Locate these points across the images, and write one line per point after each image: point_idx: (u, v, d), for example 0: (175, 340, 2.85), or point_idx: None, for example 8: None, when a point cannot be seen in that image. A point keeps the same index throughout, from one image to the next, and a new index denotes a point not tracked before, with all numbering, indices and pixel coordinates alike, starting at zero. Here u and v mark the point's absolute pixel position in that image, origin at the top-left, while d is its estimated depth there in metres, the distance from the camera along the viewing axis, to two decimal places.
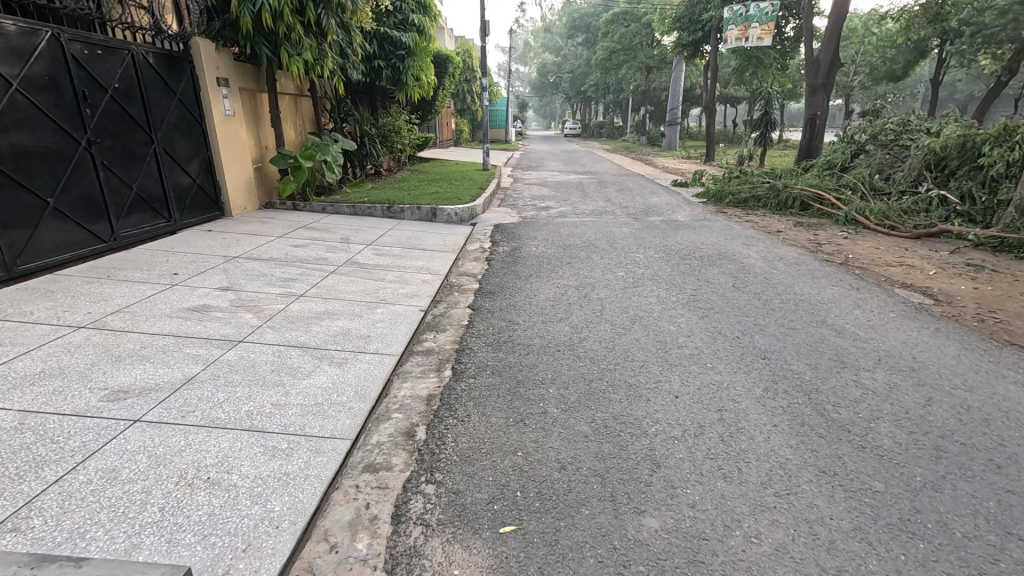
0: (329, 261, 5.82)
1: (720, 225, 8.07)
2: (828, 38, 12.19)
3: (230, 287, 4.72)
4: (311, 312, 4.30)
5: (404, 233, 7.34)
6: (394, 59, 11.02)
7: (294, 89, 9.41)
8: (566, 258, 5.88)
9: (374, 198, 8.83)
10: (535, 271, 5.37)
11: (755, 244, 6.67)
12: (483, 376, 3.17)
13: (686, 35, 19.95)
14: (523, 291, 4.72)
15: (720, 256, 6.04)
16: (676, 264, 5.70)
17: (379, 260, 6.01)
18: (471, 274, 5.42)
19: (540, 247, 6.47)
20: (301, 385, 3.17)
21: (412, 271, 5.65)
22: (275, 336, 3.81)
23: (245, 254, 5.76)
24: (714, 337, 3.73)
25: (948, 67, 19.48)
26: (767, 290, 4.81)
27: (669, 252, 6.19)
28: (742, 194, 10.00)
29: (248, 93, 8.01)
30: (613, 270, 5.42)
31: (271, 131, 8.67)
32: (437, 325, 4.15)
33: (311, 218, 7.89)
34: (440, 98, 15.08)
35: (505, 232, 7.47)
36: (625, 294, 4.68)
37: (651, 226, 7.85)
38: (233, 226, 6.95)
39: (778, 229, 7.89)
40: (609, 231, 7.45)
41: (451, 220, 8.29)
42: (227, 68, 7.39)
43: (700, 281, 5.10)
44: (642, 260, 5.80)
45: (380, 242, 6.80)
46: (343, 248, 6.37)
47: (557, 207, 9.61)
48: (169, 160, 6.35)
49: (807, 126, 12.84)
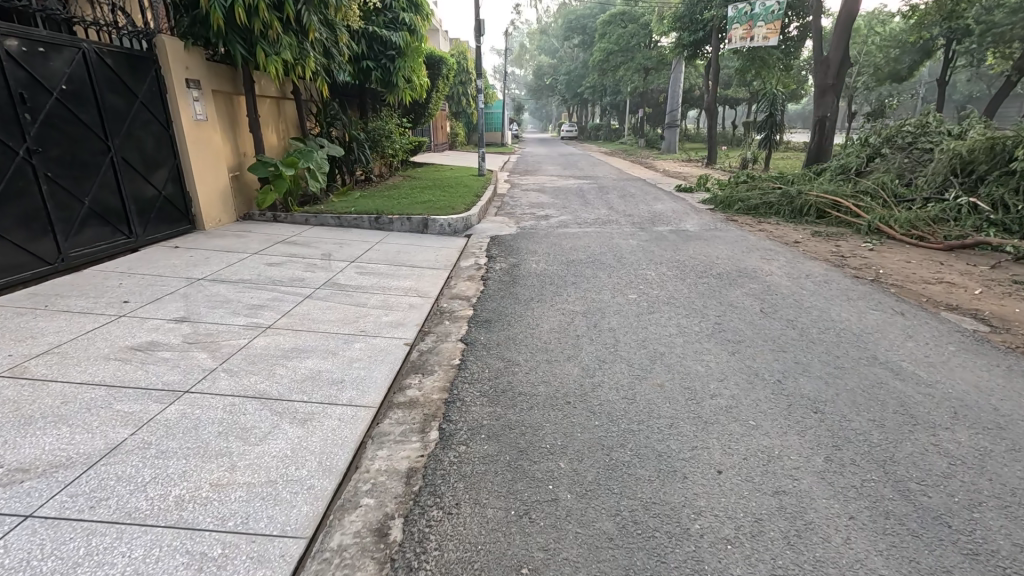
0: (306, 282, 5.21)
1: (733, 235, 7.50)
2: (838, 37, 11.70)
3: (187, 318, 4.11)
4: (276, 350, 3.68)
5: (393, 248, 6.74)
6: (384, 60, 10.42)
7: (276, 91, 8.82)
8: (570, 277, 5.30)
9: (362, 208, 8.24)
10: (537, 293, 4.79)
11: (775, 258, 6.11)
12: (478, 443, 2.57)
13: (686, 35, 19.46)
14: (523, 320, 4.14)
15: (739, 273, 5.47)
16: (692, 283, 5.13)
17: (362, 280, 5.41)
18: (465, 298, 4.82)
19: (541, 263, 5.89)
20: (251, 455, 2.55)
21: (398, 293, 5.05)
22: (230, 384, 3.20)
23: (212, 274, 5.15)
24: (751, 381, 3.15)
25: (954, 67, 19.05)
26: (801, 316, 4.23)
27: (682, 269, 5.63)
28: (754, 200, 9.45)
29: (223, 96, 7.42)
30: (624, 291, 4.84)
31: (250, 137, 8.07)
32: (424, 365, 3.55)
33: (292, 231, 7.29)
34: (434, 100, 14.50)
35: (503, 246, 6.88)
36: (640, 322, 4.10)
37: (660, 238, 7.28)
38: (203, 242, 6.33)
39: (796, 240, 7.33)
40: (615, 243, 6.88)
41: (444, 232, 7.69)
42: (198, 68, 6.78)
43: (722, 305, 4.52)
44: (655, 279, 5.23)
45: (365, 258, 6.19)
46: (323, 266, 5.77)
47: (557, 216, 9.04)
48: (129, 169, 5.73)
49: (816, 129, 12.33)
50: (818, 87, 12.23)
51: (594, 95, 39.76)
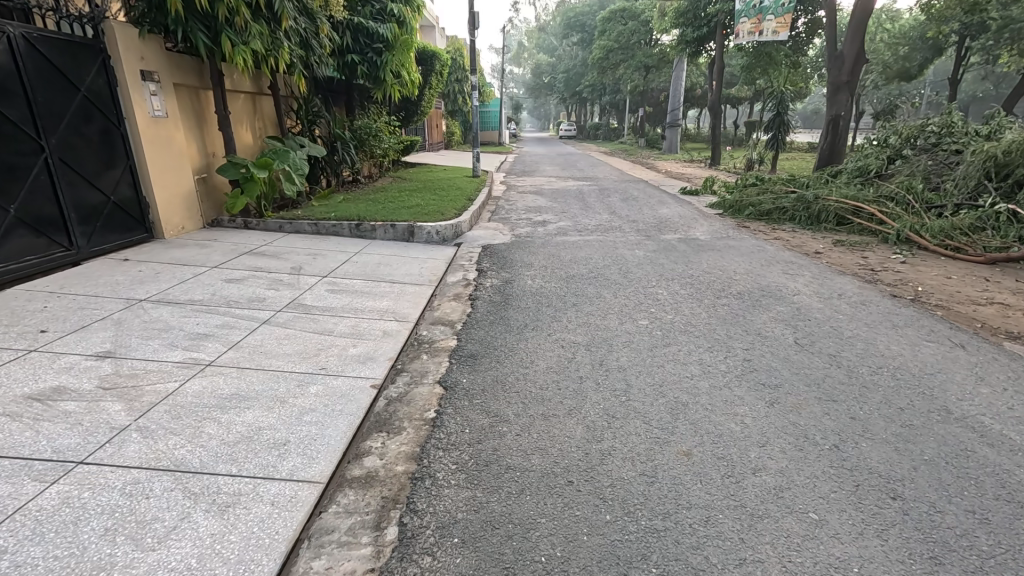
0: (267, 303, 4.53)
1: (749, 245, 6.83)
2: (853, 31, 11.04)
3: (111, 353, 3.42)
4: (211, 398, 3.00)
5: (373, 259, 6.07)
6: (370, 53, 9.75)
7: (251, 86, 8.14)
8: (571, 297, 4.62)
9: (342, 213, 7.56)
10: (532, 318, 4.11)
11: (799, 273, 5.46)
12: (448, 553, 1.89)
13: (691, 31, 18.62)
14: (514, 355, 3.46)
15: (763, 292, 4.80)
16: (710, 305, 4.46)
17: (333, 299, 4.73)
18: (449, 323, 4.16)
19: (537, 279, 5.22)
20: (139, 569, 1.86)
21: (372, 317, 4.39)
22: (141, 451, 2.51)
23: (157, 295, 4.46)
24: (803, 449, 2.48)
25: (966, 65, 18.43)
26: (844, 350, 3.56)
27: (698, 286, 4.96)
28: (766, 206, 8.82)
29: (187, 91, 6.73)
30: (632, 315, 4.18)
31: (219, 136, 7.38)
32: (391, 418, 2.87)
33: (263, 239, 6.60)
34: (426, 97, 13.82)
35: (495, 257, 6.23)
36: (655, 359, 3.42)
37: (668, 248, 6.61)
38: (159, 253, 5.64)
39: (818, 251, 6.69)
40: (619, 254, 6.22)
41: (431, 240, 7.02)
42: (156, 60, 6.10)
43: (749, 334, 3.86)
44: (668, 300, 4.55)
45: (339, 272, 5.51)
46: (290, 282, 5.09)
47: (556, 222, 8.37)
48: (69, 172, 5.06)
49: (830, 128, 11.68)
50: (831, 84, 11.57)
51: (593, 94, 39.07)
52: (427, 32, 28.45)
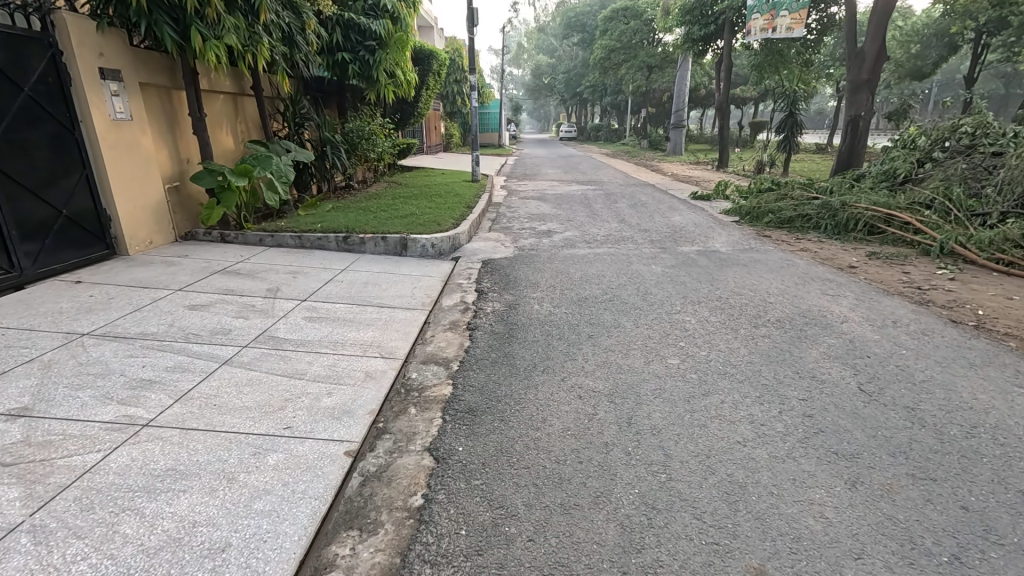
0: (233, 335, 3.90)
1: (776, 259, 6.23)
2: (874, 27, 10.39)
3: (28, 410, 2.78)
4: (139, 477, 2.36)
5: (361, 279, 5.45)
6: (362, 51, 9.13)
7: (231, 86, 7.51)
8: (584, 327, 4.00)
9: (329, 224, 6.92)
10: (541, 357, 3.48)
11: (840, 294, 4.85)
12: None
13: (697, 29, 18.02)
14: (521, 411, 2.83)
15: (805, 320, 4.17)
16: (747, 337, 3.84)
17: (311, 330, 4.10)
18: (444, 362, 3.54)
19: (544, 303, 4.58)
20: None
21: (355, 352, 3.76)
22: (25, 568, 1.87)
23: (105, 327, 3.83)
24: (916, 564, 1.84)
25: (983, 63, 17.75)
26: (923, 401, 2.93)
27: (729, 311, 4.35)
28: (788, 213, 8.24)
29: (156, 91, 6.11)
30: (660, 351, 3.56)
31: (194, 140, 6.75)
32: (367, 507, 2.24)
33: (240, 255, 5.97)
34: (424, 98, 13.21)
35: (497, 274, 5.61)
36: (694, 416, 2.79)
37: (688, 262, 5.99)
38: (118, 273, 5.01)
39: (852, 265, 6.09)
40: (635, 271, 5.61)
41: (427, 254, 6.41)
42: (118, 56, 5.48)
43: (803, 377, 3.22)
44: (698, 331, 3.93)
45: (322, 295, 4.89)
46: (263, 308, 4.46)
47: (561, 232, 7.75)
48: (10, 183, 4.44)
49: (849, 129, 11.07)
50: (851, 83, 10.94)
51: (594, 95, 38.53)
52: (426, 31, 27.96)
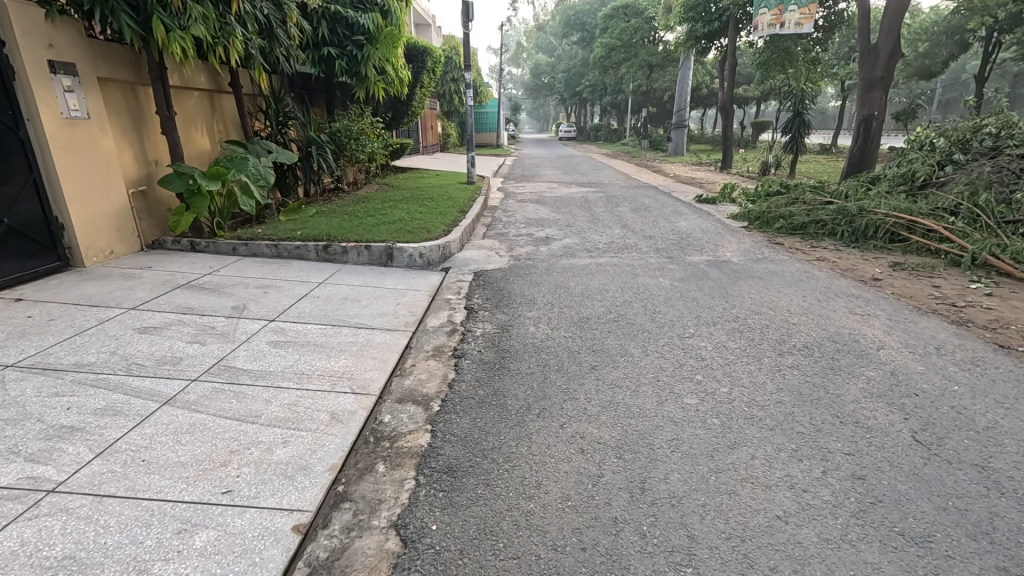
0: (183, 365, 3.39)
1: (793, 271, 5.74)
2: (888, 23, 9.90)
3: None
4: (22, 571, 1.85)
5: (340, 294, 4.95)
6: (350, 47, 8.65)
7: (207, 83, 7.01)
8: (586, 356, 3.50)
9: (309, 231, 6.43)
10: (536, 396, 2.99)
11: (871, 313, 4.36)
12: None
13: (700, 27, 17.50)
14: (511, 473, 2.34)
15: (836, 346, 3.68)
16: (773, 369, 3.34)
17: (275, 357, 3.61)
18: (423, 401, 3.05)
19: (541, 323, 4.09)
20: None
21: (323, 386, 3.27)
22: None
23: (35, 357, 3.33)
24: None
25: (994, 62, 17.33)
26: (994, 457, 2.44)
27: (749, 335, 3.86)
28: (800, 218, 7.76)
29: (117, 88, 5.61)
30: (674, 388, 3.07)
31: (163, 141, 6.24)
32: None
33: (210, 266, 5.47)
34: (418, 97, 12.73)
35: (490, 288, 5.12)
36: (720, 479, 2.30)
37: (698, 274, 5.50)
38: (68, 288, 4.51)
39: (876, 278, 5.61)
40: (641, 285, 5.11)
41: (415, 265, 5.91)
42: (71, 49, 4.98)
43: (846, 423, 2.72)
44: (716, 362, 3.43)
45: (294, 313, 4.40)
46: (223, 331, 3.95)
47: (560, 239, 7.26)
48: None
49: (861, 130, 10.59)
50: (863, 82, 10.46)
51: (594, 94, 38.04)
52: (422, 28, 27.46)
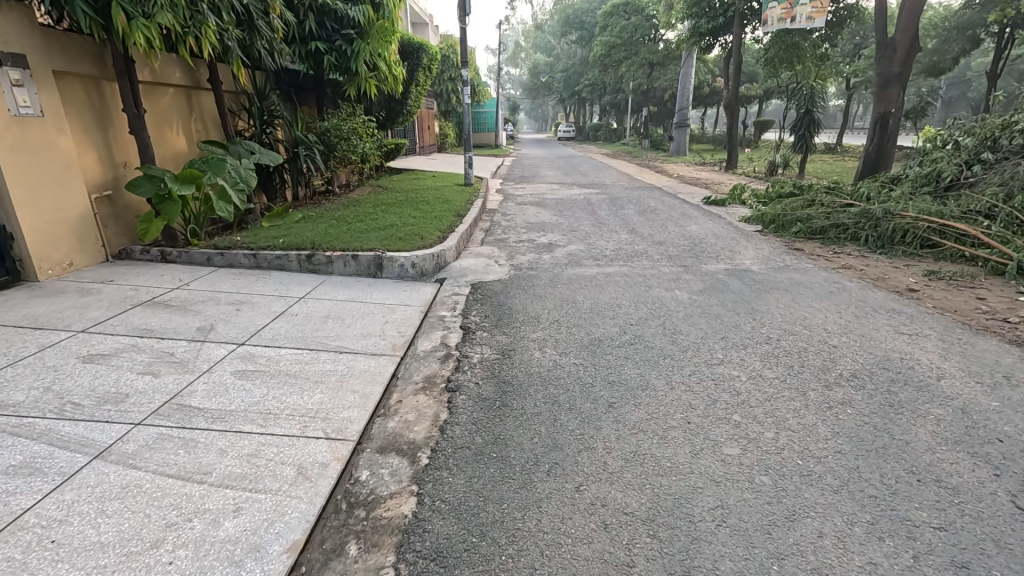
0: (128, 404, 2.88)
1: (820, 281, 5.25)
2: (906, 16, 9.42)
3: None
4: None
5: (322, 310, 4.45)
6: (339, 41, 8.15)
7: (182, 79, 6.50)
8: (602, 390, 3.00)
9: (293, 238, 5.92)
10: (545, 446, 2.48)
11: (919, 333, 3.86)
12: None
13: (705, 22, 17.05)
14: (518, 561, 1.84)
15: (889, 376, 3.18)
16: (823, 406, 2.85)
17: (240, 391, 3.10)
18: (410, 451, 2.54)
19: (547, 347, 3.59)
20: None
21: (292, 430, 2.75)
22: None
23: None
24: None
25: (1006, 58, 16.83)
26: None
27: (786, 362, 3.38)
28: (819, 222, 7.30)
29: (78, 84, 5.10)
30: (708, 434, 2.57)
31: (133, 142, 5.73)
32: None
33: (180, 279, 4.97)
34: (413, 96, 12.22)
35: (489, 302, 4.62)
36: (784, 568, 1.80)
37: (717, 285, 5.00)
38: (12, 308, 3.99)
39: (912, 288, 5.12)
40: (657, 298, 4.62)
41: (407, 276, 5.42)
42: (21, 39, 4.47)
43: (926, 484, 2.22)
44: (754, 397, 2.93)
45: (268, 335, 3.89)
46: (182, 358, 3.43)
47: (564, 245, 6.75)
48: None
49: (877, 128, 10.11)
50: (879, 78, 9.96)
51: (593, 93, 37.55)
52: (419, 27, 26.96)
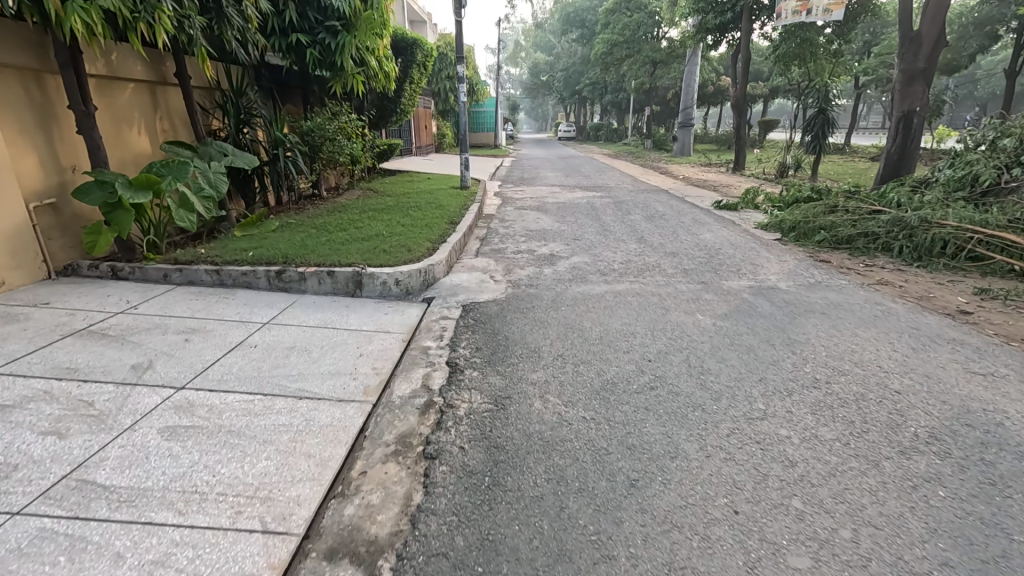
0: (12, 482, 2.24)
1: (859, 301, 4.62)
2: (933, 7, 8.77)
3: None
4: None
5: (287, 340, 3.81)
6: (322, 33, 7.52)
7: (144, 74, 5.87)
8: (620, 461, 2.37)
9: (264, 251, 5.28)
10: (548, 556, 1.86)
11: (995, 372, 3.22)
12: None
13: (712, 18, 16.38)
14: None
15: (977, 437, 2.54)
16: (906, 484, 2.21)
17: (166, 458, 2.47)
18: (369, 559, 1.91)
19: (551, 393, 2.96)
20: None
21: (219, 519, 2.11)
22: None
23: None
24: None
25: None
26: None
27: (843, 414, 2.75)
28: (845, 230, 6.69)
29: (14, 76, 4.46)
30: (764, 533, 1.95)
31: (82, 142, 5.08)
32: None
33: (128, 300, 4.33)
34: (407, 94, 11.60)
35: (483, 329, 3.99)
36: None
37: (744, 308, 4.37)
38: None
39: (965, 310, 4.49)
40: (676, 325, 3.99)
41: (391, 295, 4.79)
42: None
43: None
44: (815, 472, 2.29)
45: (218, 374, 3.26)
46: (102, 410, 2.80)
47: (567, 257, 6.11)
48: None
49: (900, 127, 9.48)
50: (903, 73, 9.29)
51: (594, 93, 36.89)
52: (417, 25, 26.23)
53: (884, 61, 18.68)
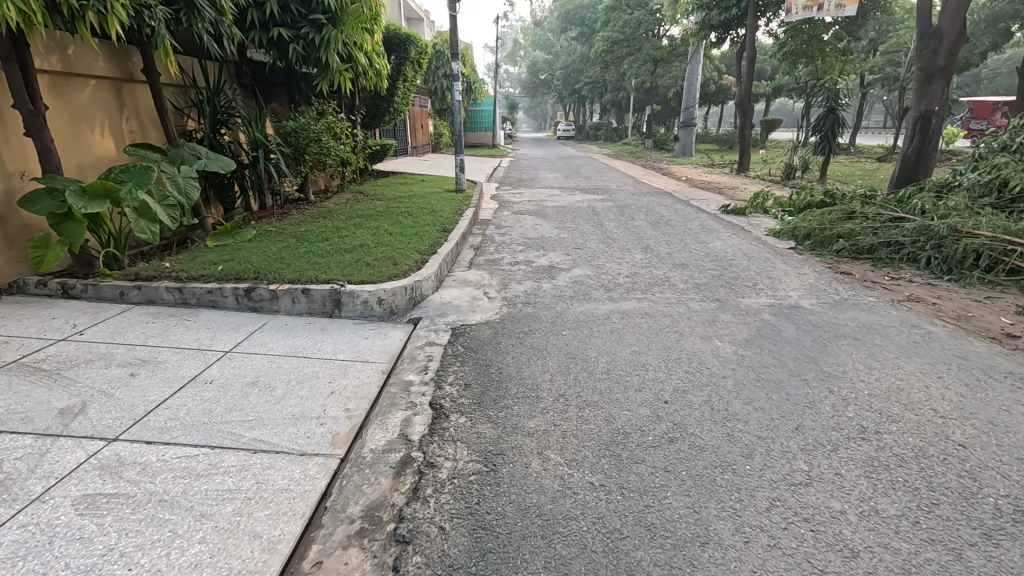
0: None
1: (893, 323, 4.15)
2: (954, 3, 8.32)
3: None
4: None
5: (248, 373, 3.32)
6: (306, 27, 7.00)
7: (106, 70, 5.38)
8: (638, 552, 1.89)
9: (234, 265, 4.78)
10: None
11: None
12: None
13: (715, 15, 15.91)
14: None
15: None
16: None
17: (72, 543, 1.98)
18: None
19: (551, 450, 2.48)
20: None
21: None
22: None
23: None
24: None
25: None
26: None
27: (903, 478, 2.28)
28: (866, 239, 6.22)
29: None
30: None
31: (32, 146, 4.60)
32: None
33: (75, 324, 3.84)
34: (400, 92, 11.10)
35: (473, 359, 3.51)
36: None
37: (767, 332, 3.91)
38: None
39: (1012, 333, 4.02)
40: (691, 354, 3.52)
41: (373, 316, 4.31)
42: None
43: None
44: (885, 568, 1.82)
45: (160, 420, 2.78)
46: (10, 473, 2.32)
47: (567, 269, 5.64)
48: None
49: (917, 127, 9.01)
50: (921, 72, 8.83)
51: (594, 92, 36.49)
52: (415, 22, 25.80)
53: (891, 60, 18.28)
